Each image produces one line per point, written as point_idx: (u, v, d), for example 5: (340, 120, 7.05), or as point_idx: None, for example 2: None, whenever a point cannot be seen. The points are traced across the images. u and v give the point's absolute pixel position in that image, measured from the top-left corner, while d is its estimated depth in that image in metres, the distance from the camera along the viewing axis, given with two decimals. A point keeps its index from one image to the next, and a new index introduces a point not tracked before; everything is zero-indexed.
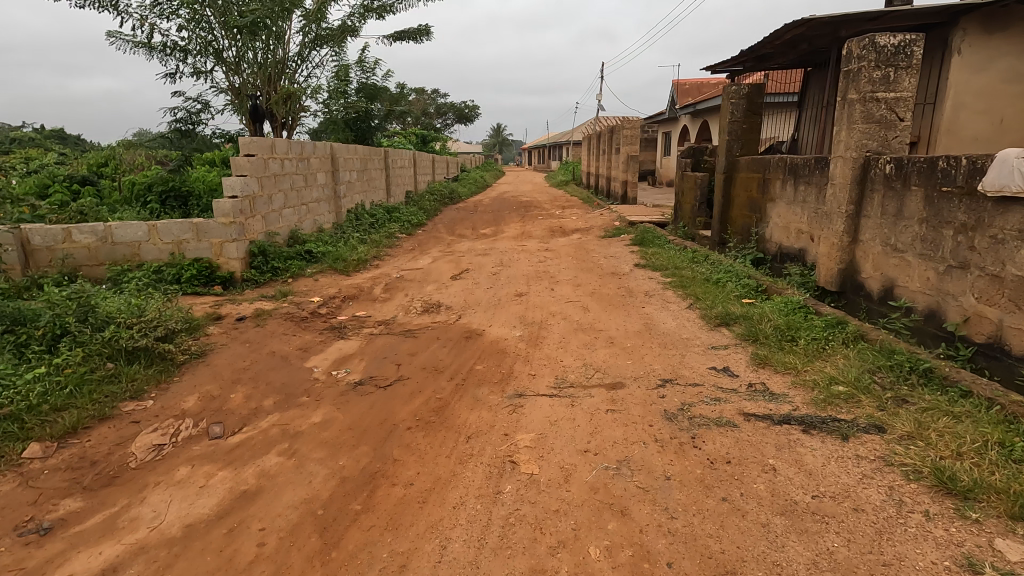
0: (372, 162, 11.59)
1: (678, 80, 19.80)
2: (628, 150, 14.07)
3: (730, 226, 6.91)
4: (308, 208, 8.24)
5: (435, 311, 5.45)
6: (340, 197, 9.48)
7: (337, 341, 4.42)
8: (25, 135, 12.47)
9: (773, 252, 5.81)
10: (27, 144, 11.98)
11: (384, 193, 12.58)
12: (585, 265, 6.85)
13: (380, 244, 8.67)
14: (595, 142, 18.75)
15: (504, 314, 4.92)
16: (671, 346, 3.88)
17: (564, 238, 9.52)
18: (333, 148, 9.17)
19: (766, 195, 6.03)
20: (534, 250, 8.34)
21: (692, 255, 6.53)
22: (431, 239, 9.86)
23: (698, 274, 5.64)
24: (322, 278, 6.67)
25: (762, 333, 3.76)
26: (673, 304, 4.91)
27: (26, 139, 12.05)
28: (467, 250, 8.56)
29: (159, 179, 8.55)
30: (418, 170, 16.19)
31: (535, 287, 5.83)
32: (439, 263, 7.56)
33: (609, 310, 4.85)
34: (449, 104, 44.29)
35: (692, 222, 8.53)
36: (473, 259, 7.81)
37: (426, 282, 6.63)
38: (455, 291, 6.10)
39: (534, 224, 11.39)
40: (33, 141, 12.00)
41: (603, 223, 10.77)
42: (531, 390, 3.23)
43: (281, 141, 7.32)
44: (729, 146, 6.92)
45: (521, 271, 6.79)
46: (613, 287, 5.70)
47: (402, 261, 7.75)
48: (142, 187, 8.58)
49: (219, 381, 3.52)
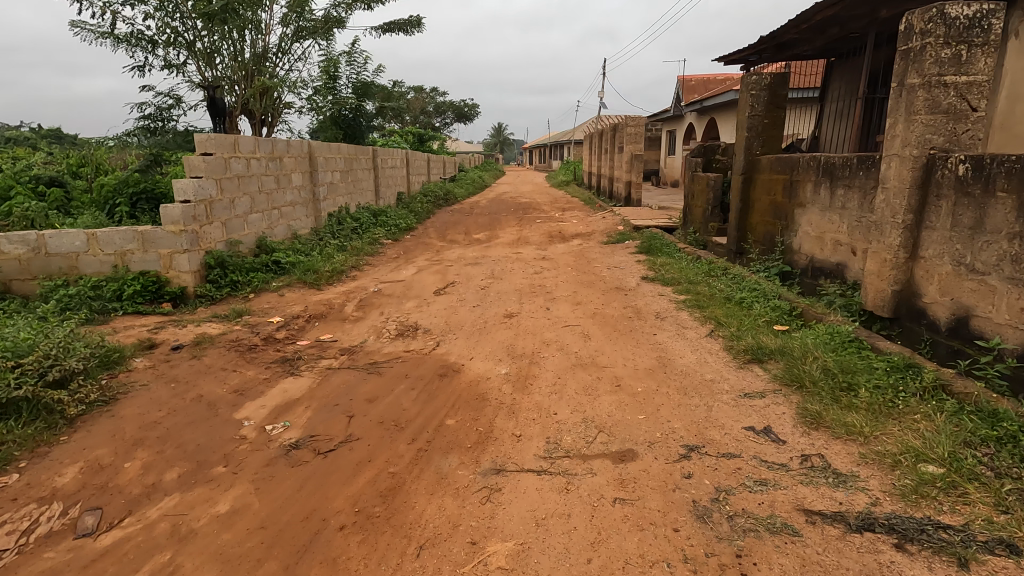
0: (358, 162, 10.85)
1: (684, 76, 18.94)
2: (632, 150, 13.29)
3: (750, 234, 6.13)
4: (280, 213, 7.48)
5: (411, 335, 4.68)
6: (319, 200, 8.72)
7: (284, 379, 3.65)
8: (20, 135, 11.92)
9: (803, 265, 5.03)
10: (20, 143, 11.41)
11: (372, 195, 11.83)
12: (586, 279, 6.08)
13: (361, 252, 7.89)
14: (597, 141, 18.01)
15: (489, 342, 4.15)
16: (692, 392, 3.10)
17: (563, 245, 8.75)
18: (311, 146, 8.42)
19: (794, 200, 5.24)
20: (529, 259, 7.56)
21: (707, 268, 5.75)
22: (419, 245, 9.10)
23: (717, 292, 4.86)
24: (289, 293, 5.90)
25: (808, 377, 2.98)
26: (690, 331, 4.13)
27: (20, 138, 11.46)
28: (456, 259, 7.78)
29: (129, 180, 7.75)
30: (411, 170, 15.44)
31: (527, 307, 5.05)
32: (423, 275, 6.78)
33: (613, 337, 4.08)
34: (448, 103, 43.50)
35: (703, 228, 7.75)
36: (462, 269, 7.04)
37: (405, 298, 5.84)
38: (437, 310, 5.33)
39: (531, 228, 10.62)
40: (28, 141, 11.44)
41: (606, 227, 10.00)
42: (513, 462, 2.46)
43: (245, 139, 6.56)
44: (748, 143, 6.12)
45: (514, 285, 6.01)
46: (617, 307, 4.93)
47: (382, 273, 6.98)
48: (111, 189, 7.78)
49: (115, 442, 2.76)
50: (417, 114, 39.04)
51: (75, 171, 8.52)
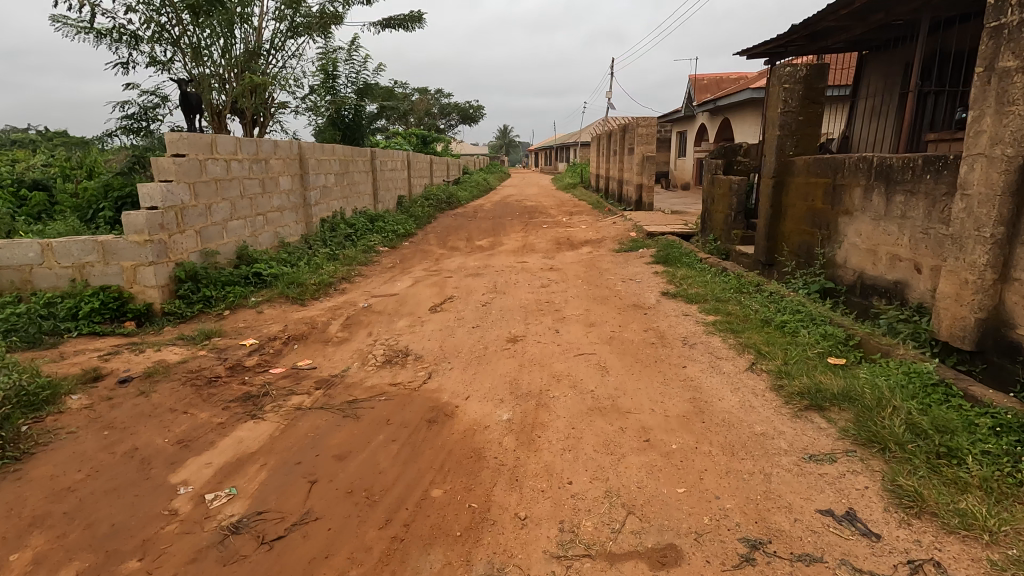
0: (354, 165, 10.28)
1: (696, 75, 18.31)
2: (643, 151, 12.66)
3: (782, 244, 5.49)
4: (265, 220, 6.91)
5: (401, 364, 4.07)
6: (310, 205, 8.16)
7: (243, 423, 3.04)
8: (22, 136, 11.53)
9: (851, 281, 4.38)
10: (26, 143, 11.02)
11: (370, 199, 11.26)
12: (600, 294, 5.44)
13: (353, 262, 7.30)
14: (605, 143, 17.40)
15: (488, 376, 3.53)
16: (742, 453, 2.47)
17: (572, 253, 8.13)
18: (301, 147, 7.86)
19: (838, 206, 4.59)
20: (536, 270, 6.94)
21: (737, 283, 5.12)
22: (418, 253, 8.51)
23: (754, 313, 4.23)
24: (268, 309, 5.32)
25: (892, 437, 2.35)
26: (726, 362, 3.50)
27: (24, 139, 11.09)
28: (456, 269, 7.18)
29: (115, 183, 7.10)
30: (412, 172, 14.88)
31: (534, 329, 4.44)
32: (418, 288, 6.18)
33: (636, 371, 3.45)
34: (453, 105, 43.00)
35: (726, 235, 7.11)
36: (462, 281, 6.44)
37: (397, 316, 5.23)
38: (431, 331, 4.72)
39: (537, 234, 10.01)
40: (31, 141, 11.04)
41: (617, 234, 9.37)
42: (516, 565, 1.84)
43: (224, 139, 5.98)
44: (780, 142, 5.47)
45: (518, 301, 5.40)
46: (637, 329, 4.30)
47: (375, 285, 6.38)
48: (95, 193, 7.14)
49: (9, 520, 2.17)
50: (421, 116, 38.60)
51: (67, 174, 8.00)
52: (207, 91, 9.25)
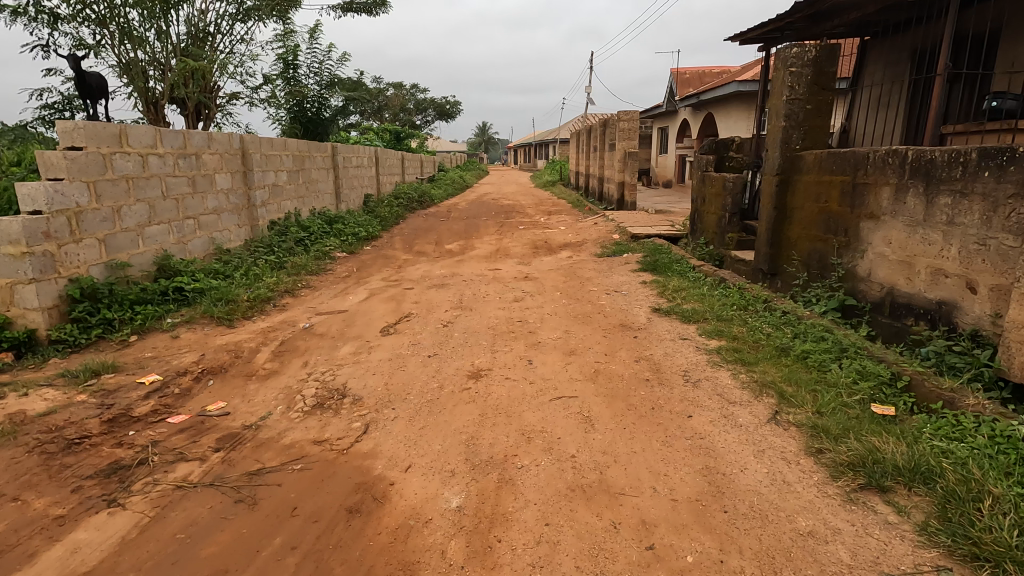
0: (311, 161, 9.38)
1: (677, 69, 17.70)
2: (625, 147, 11.96)
3: (789, 251, 4.80)
4: (197, 224, 5.99)
5: (334, 409, 3.24)
6: (254, 206, 7.27)
7: (92, 517, 2.20)
8: None
9: (879, 298, 3.70)
10: None
11: (331, 198, 10.35)
12: (582, 311, 4.68)
13: (301, 272, 6.43)
14: (585, 139, 16.68)
15: (439, 431, 2.73)
16: (789, 572, 1.71)
17: (550, 259, 7.36)
18: (242, 141, 6.95)
19: (860, 209, 3.90)
20: (509, 279, 6.16)
21: (740, 297, 4.41)
22: (380, 259, 7.67)
23: (766, 339, 3.51)
24: (186, 333, 4.44)
25: (1006, 552, 1.62)
26: (741, 409, 2.76)
27: None
28: (419, 279, 6.35)
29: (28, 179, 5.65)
30: (380, 169, 13.98)
31: (502, 359, 3.66)
32: (372, 304, 5.33)
33: (629, 424, 2.69)
34: (429, 101, 41.93)
35: (720, 239, 6.43)
36: (423, 294, 5.63)
37: (342, 341, 4.39)
38: (379, 361, 3.90)
39: (513, 237, 9.22)
40: None
41: (599, 236, 8.63)
42: None
43: (138, 129, 5.06)
44: (786, 135, 4.78)
45: (486, 319, 4.62)
46: (626, 360, 3.54)
47: (323, 300, 5.52)
48: None
49: None
50: (396, 111, 37.51)
51: None
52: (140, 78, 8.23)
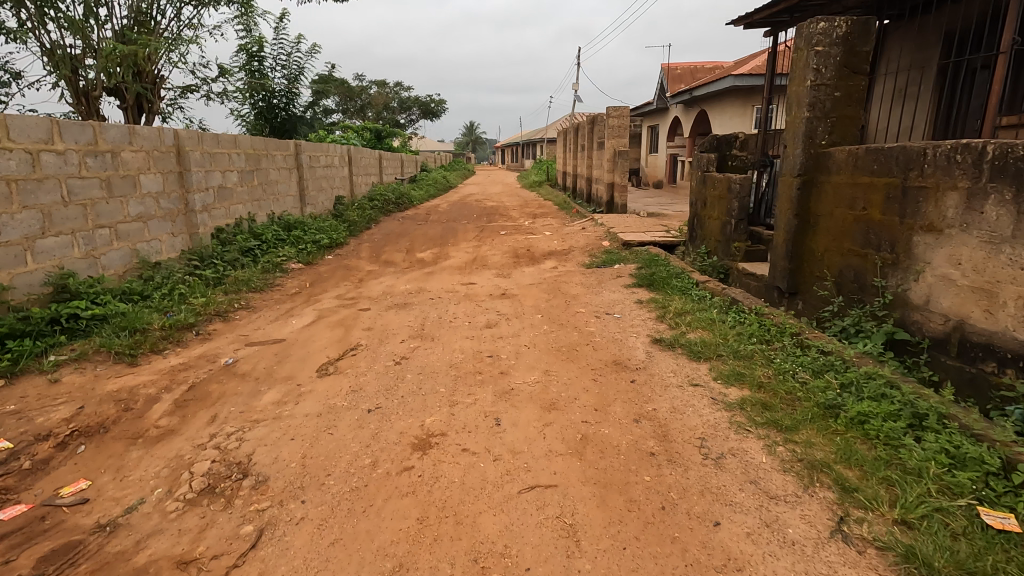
0: (268, 160, 8.46)
1: (668, 65, 16.96)
2: (614, 145, 11.15)
3: (816, 268, 4.00)
4: (113, 234, 5.06)
5: (226, 498, 2.37)
6: (193, 211, 6.33)
7: None
8: None
9: (943, 333, 2.91)
10: None
11: (294, 201, 9.43)
12: (566, 343, 3.85)
13: (241, 288, 5.52)
14: (572, 137, 15.90)
15: (355, 553, 1.87)
16: None
17: (532, 271, 6.52)
18: (175, 136, 6.02)
19: (913, 220, 3.10)
20: (483, 297, 5.31)
21: (760, 327, 3.59)
22: (341, 270, 6.79)
23: (807, 393, 2.69)
24: (69, 376, 3.51)
25: None
26: (791, 514, 1.93)
27: None
28: (380, 297, 5.47)
29: None
30: (354, 168, 13.07)
31: (461, 418, 2.81)
32: (317, 331, 4.45)
33: (631, 542, 1.85)
34: (414, 99, 40.96)
35: (725, 248, 5.63)
36: (380, 317, 4.76)
37: (266, 384, 3.51)
38: (306, 417, 3.02)
39: (493, 244, 8.37)
40: None
41: (587, 244, 7.81)
42: None
43: (25, 120, 4.14)
44: (810, 128, 3.99)
45: (449, 354, 3.76)
46: (623, 420, 2.70)
47: (259, 326, 4.63)
48: None
49: None
50: (379, 110, 36.49)
51: None
52: (67, 65, 7.23)
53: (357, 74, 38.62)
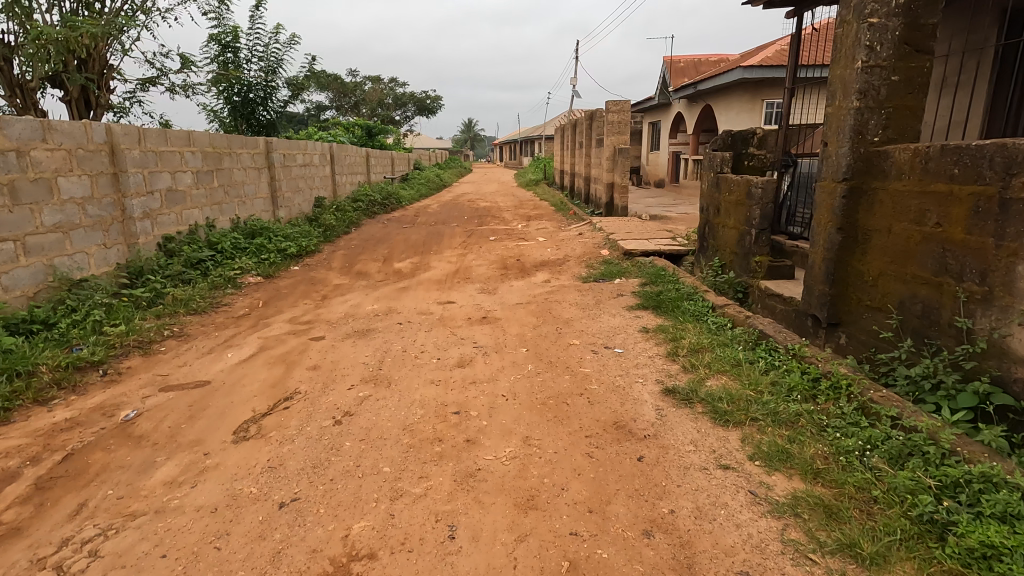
0: (231, 160, 7.65)
1: (670, 57, 16.12)
2: (614, 143, 10.34)
3: (866, 296, 3.22)
4: (18, 248, 4.25)
5: None
6: (131, 218, 5.50)
7: None
8: None
9: None
10: None
11: (263, 203, 8.63)
12: (555, 393, 3.05)
13: (177, 311, 4.71)
14: (570, 134, 15.08)
15: None
16: None
17: (521, 287, 5.72)
18: (108, 132, 5.21)
19: (1017, 243, 2.32)
20: (460, 321, 4.52)
21: (803, 378, 2.80)
22: (305, 284, 6.00)
23: (889, 495, 1.91)
24: None
25: None
26: None
27: None
28: (341, 321, 4.67)
29: None
30: (337, 167, 12.26)
31: (403, 523, 2.02)
32: (253, 368, 3.65)
33: None
34: (409, 96, 40.08)
35: (743, 263, 4.85)
36: (334, 349, 3.95)
37: (165, 454, 2.70)
38: (197, 512, 2.22)
39: (480, 251, 7.58)
40: None
41: (584, 253, 7.00)
42: None
43: None
44: (860, 122, 3.20)
45: (405, 407, 2.97)
46: (627, 534, 1.90)
47: (186, 362, 3.82)
48: None
49: None
50: (372, 106, 35.62)
51: None
52: None
53: (350, 69, 37.70)
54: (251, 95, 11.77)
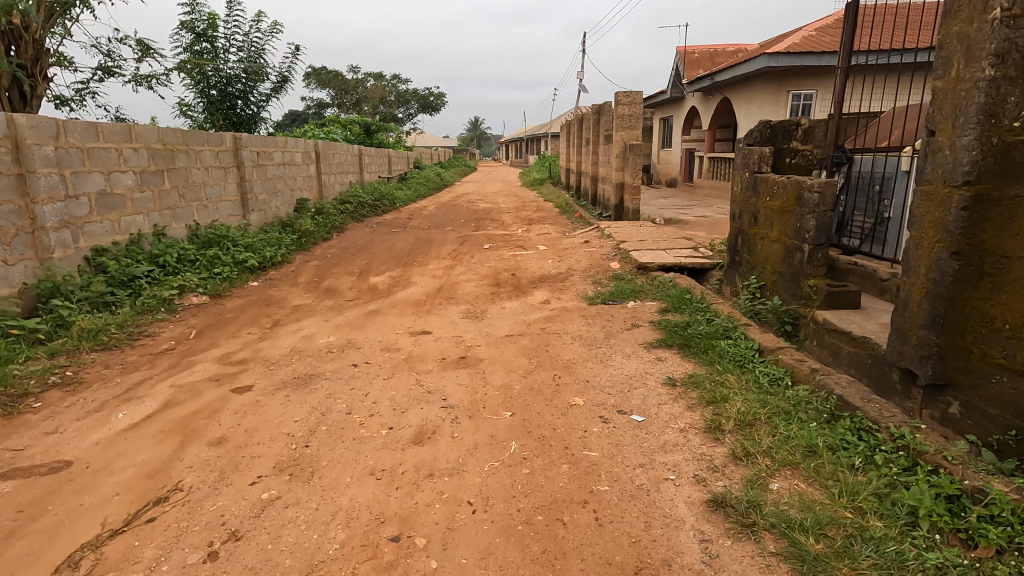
0: (187, 158, 6.69)
1: (684, 48, 15.06)
2: (624, 138, 9.34)
3: (1002, 355, 2.22)
4: None
5: None
6: (41, 228, 4.53)
7: None
8: None
9: None
10: None
11: (230, 206, 7.68)
12: (546, 502, 2.06)
13: (79, 347, 3.76)
14: (576, 131, 14.09)
15: None
16: None
17: (513, 310, 4.74)
18: (8, 124, 4.25)
19: None
20: (432, 363, 3.54)
21: (932, 492, 1.81)
22: (259, 306, 5.05)
23: None
24: None
25: None
26: None
27: None
28: (283, 360, 3.70)
29: None
30: (323, 166, 11.33)
31: None
32: (138, 440, 2.67)
33: None
34: (412, 94, 39.24)
35: (793, 288, 3.84)
36: (258, 407, 2.98)
37: None
38: None
39: (471, 263, 6.60)
40: None
41: (590, 266, 5.99)
42: None
43: None
44: (995, 98, 2.20)
45: (321, 526, 1.98)
46: None
47: (57, 428, 2.86)
48: None
49: None
50: (374, 104, 34.76)
51: None
52: None
53: (350, 66, 36.98)
54: (230, 88, 10.85)
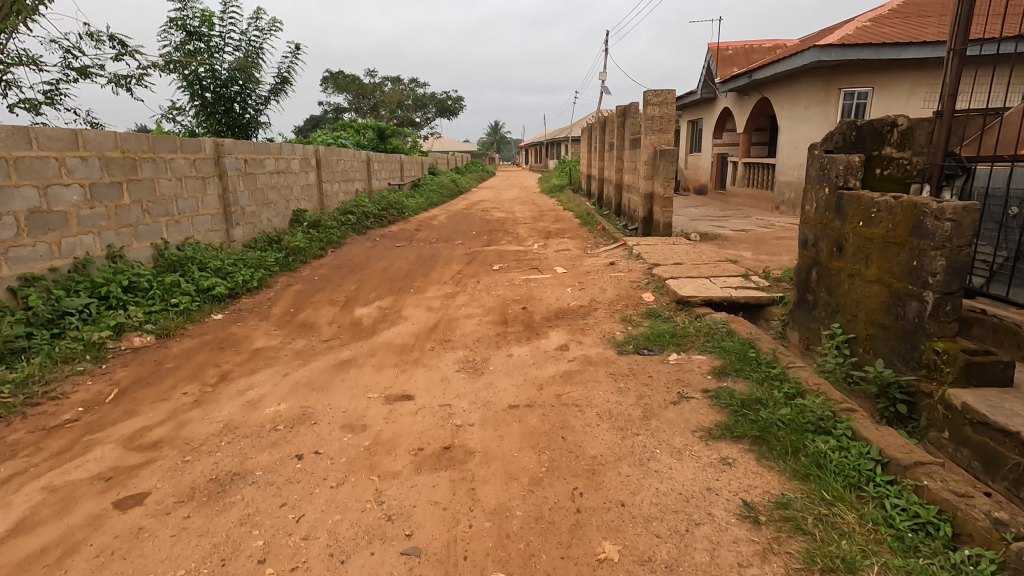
0: (154, 167, 5.83)
1: (717, 45, 13.94)
2: (654, 143, 8.29)
3: None
4: None
5: None
6: None
7: None
8: None
9: None
10: None
11: (210, 221, 6.82)
12: None
13: None
14: (599, 134, 13.03)
15: None
16: None
17: (521, 362, 3.74)
18: None
19: None
20: (404, 456, 2.56)
21: None
22: (213, 349, 4.13)
23: None
24: None
25: None
26: None
27: None
28: (208, 445, 2.74)
29: None
30: (325, 174, 10.51)
31: None
32: None
33: None
34: (429, 98, 38.65)
35: (909, 352, 2.75)
36: (137, 541, 2.03)
37: None
38: None
39: (476, 290, 5.62)
40: None
41: (618, 297, 4.96)
42: None
43: None
44: None
45: None
46: None
47: None
48: None
49: None
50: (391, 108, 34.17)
51: None
52: None
53: (368, 71, 36.50)
54: (225, 91, 10.08)
